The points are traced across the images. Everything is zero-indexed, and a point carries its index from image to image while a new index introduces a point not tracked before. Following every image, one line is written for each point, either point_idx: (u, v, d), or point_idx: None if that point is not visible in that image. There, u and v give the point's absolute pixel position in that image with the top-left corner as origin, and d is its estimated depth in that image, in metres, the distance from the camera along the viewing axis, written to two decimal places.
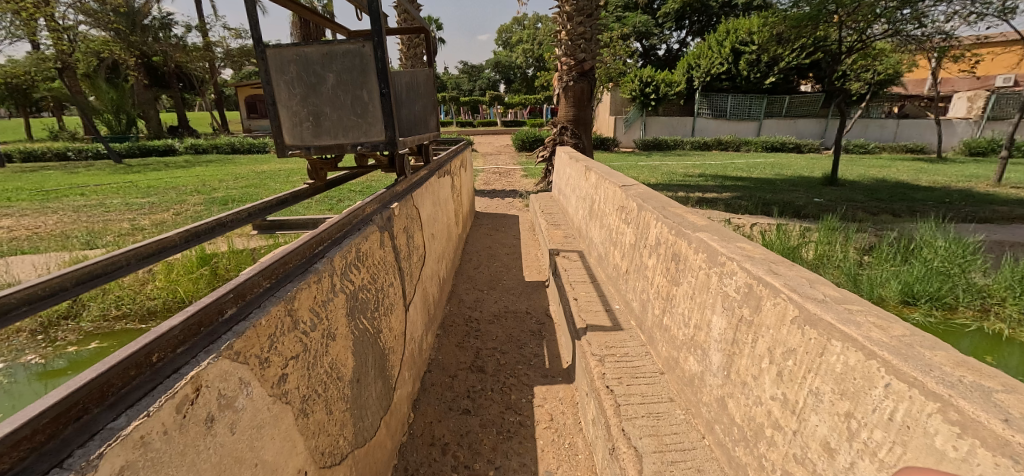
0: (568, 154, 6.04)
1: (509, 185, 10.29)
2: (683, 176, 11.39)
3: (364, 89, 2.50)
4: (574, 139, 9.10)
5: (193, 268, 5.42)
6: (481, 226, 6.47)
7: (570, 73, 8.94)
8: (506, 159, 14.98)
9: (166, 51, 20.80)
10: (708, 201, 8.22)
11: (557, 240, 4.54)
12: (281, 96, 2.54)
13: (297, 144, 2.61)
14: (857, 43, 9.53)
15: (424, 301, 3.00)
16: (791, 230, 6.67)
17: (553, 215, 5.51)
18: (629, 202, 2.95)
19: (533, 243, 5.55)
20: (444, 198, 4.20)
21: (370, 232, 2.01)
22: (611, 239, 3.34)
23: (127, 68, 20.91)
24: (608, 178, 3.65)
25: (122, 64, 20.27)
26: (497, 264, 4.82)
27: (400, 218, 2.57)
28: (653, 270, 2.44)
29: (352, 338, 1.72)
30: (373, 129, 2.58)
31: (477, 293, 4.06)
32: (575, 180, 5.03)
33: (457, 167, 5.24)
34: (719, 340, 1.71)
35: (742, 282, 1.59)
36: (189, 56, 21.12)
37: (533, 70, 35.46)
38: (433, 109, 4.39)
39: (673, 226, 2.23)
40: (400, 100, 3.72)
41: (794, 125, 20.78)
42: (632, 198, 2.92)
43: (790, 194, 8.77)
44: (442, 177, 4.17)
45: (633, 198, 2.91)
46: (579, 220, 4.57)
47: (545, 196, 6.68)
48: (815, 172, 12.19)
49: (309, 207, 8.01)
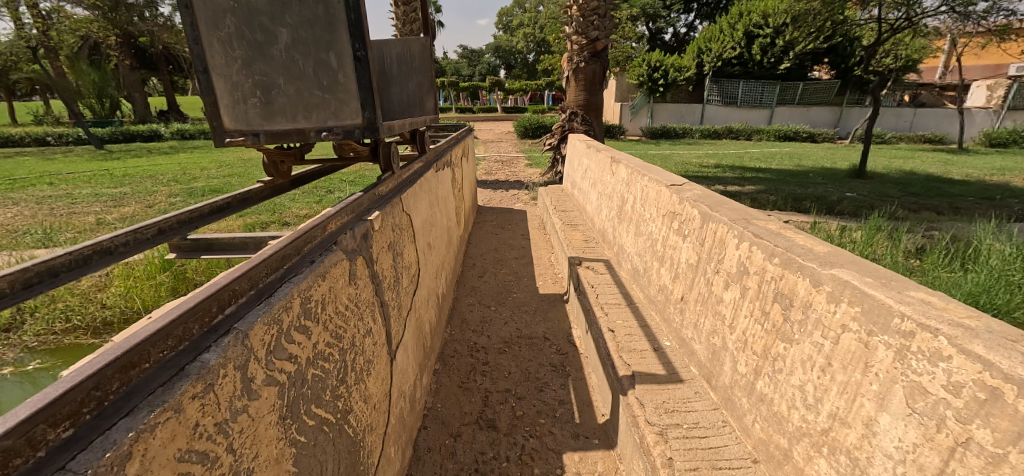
0: (585, 141, 5.28)
1: (512, 175, 9.54)
2: (698, 166, 10.64)
3: (332, 51, 1.78)
4: (585, 126, 8.29)
5: (154, 273, 4.73)
6: (484, 222, 5.77)
7: (581, 53, 8.10)
8: (507, 147, 14.15)
9: (150, 32, 19.72)
10: (731, 195, 7.53)
11: (577, 245, 3.84)
12: (214, 60, 1.80)
13: (240, 128, 1.88)
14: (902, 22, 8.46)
15: (417, 336, 2.32)
16: (829, 228, 6.00)
17: (567, 213, 4.81)
18: (687, 209, 2.24)
19: (545, 244, 4.87)
20: (444, 195, 3.47)
21: (327, 265, 1.29)
22: (652, 252, 2.65)
23: (110, 49, 19.84)
24: (644, 173, 2.96)
25: (102, 44, 19.16)
26: (506, 272, 4.14)
27: (385, 231, 1.88)
28: (734, 308, 1.75)
29: (291, 457, 1.03)
30: (346, 107, 1.85)
31: (483, 311, 3.37)
32: (596, 173, 4.32)
33: (457, 157, 4.48)
34: (899, 461, 1.04)
35: (973, 379, 0.90)
36: (176, 37, 20.07)
37: (536, 55, 34.21)
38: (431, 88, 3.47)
39: (775, 252, 1.54)
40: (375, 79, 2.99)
41: (807, 113, 19.91)
42: (691, 202, 2.22)
43: (819, 187, 8.05)
44: (441, 169, 3.43)
45: (692, 201, 2.21)
46: (602, 221, 3.87)
47: (556, 190, 5.97)
48: (839, 163, 11.47)
49: (295, 200, 7.31)
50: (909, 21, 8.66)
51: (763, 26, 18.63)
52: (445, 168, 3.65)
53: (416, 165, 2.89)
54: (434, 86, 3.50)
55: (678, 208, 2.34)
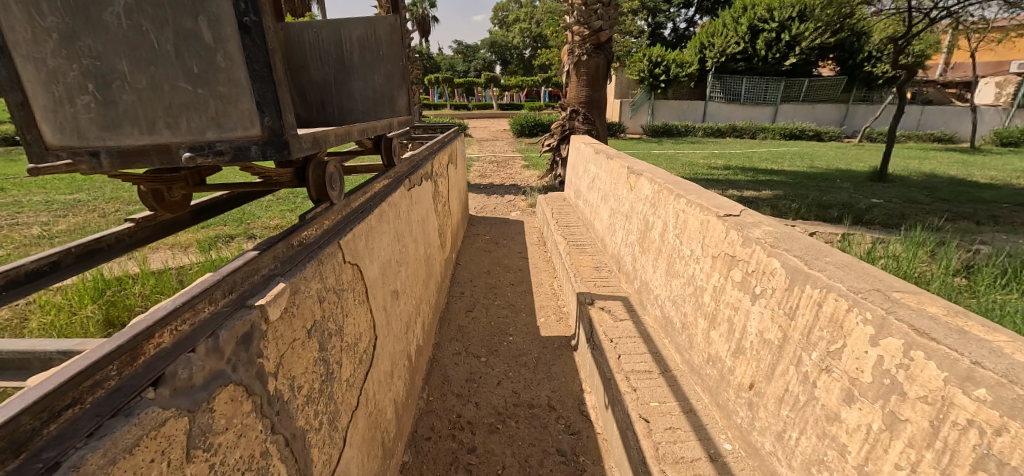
0: (593, 144, 4.54)
1: (507, 178, 8.81)
2: (706, 167, 9.94)
3: (202, 16, 1.06)
4: (587, 126, 7.58)
5: (74, 305, 3.52)
6: (476, 236, 5.07)
7: (584, 45, 7.32)
8: (503, 146, 13.41)
9: None
10: (748, 201, 6.86)
11: (586, 275, 3.11)
12: (11, 30, 1.07)
13: (71, 145, 1.17)
14: (940, 15, 7.75)
15: (371, 437, 1.62)
16: (861, 242, 5.34)
17: (571, 231, 4.09)
18: (763, 257, 1.52)
19: (546, 265, 4.15)
20: (422, 216, 2.77)
21: (100, 461, 0.58)
22: (696, 306, 1.95)
23: None
24: (681, 192, 2.24)
25: None
26: (500, 304, 3.44)
27: (305, 306, 1.18)
28: (872, 446, 1.08)
29: None
30: (236, 110, 1.12)
31: (471, 364, 2.68)
32: (607, 185, 3.59)
33: (443, 165, 3.75)
34: None
35: None
36: None
37: (532, 50, 33.30)
38: (400, 83, 2.71)
39: (995, 382, 0.84)
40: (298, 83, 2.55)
41: (812, 111, 19.26)
42: (773, 248, 1.50)
43: (842, 192, 7.34)
44: (417, 183, 2.73)
45: (774, 246, 1.50)
46: (616, 244, 3.17)
47: (557, 199, 5.27)
48: (854, 163, 10.82)
49: (267, 208, 6.55)
50: (947, 13, 7.74)
51: (767, 20, 18.02)
52: (425, 179, 2.93)
53: (382, 182, 2.18)
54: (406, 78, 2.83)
55: (746, 255, 1.62)
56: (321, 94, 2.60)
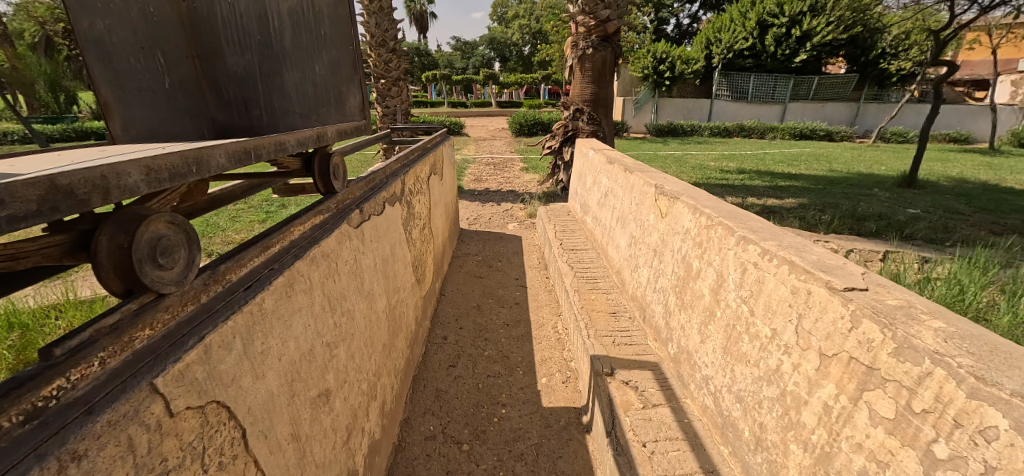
0: (604, 151, 3.80)
1: (504, 183, 8.06)
2: (717, 171, 9.21)
3: None
4: (592, 126, 6.84)
5: None
6: (466, 256, 4.36)
7: (589, 37, 6.58)
8: (501, 147, 12.65)
9: None
10: (770, 211, 6.14)
11: (601, 326, 2.41)
12: None
13: None
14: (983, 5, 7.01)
15: None
16: (909, 263, 4.61)
17: (579, 257, 3.37)
18: (961, 399, 0.82)
19: (549, 297, 3.43)
20: (387, 254, 2.06)
21: None
22: (784, 423, 1.25)
23: None
24: (754, 234, 1.52)
25: None
26: (491, 355, 2.73)
27: None
28: None
29: None
30: None
31: (448, 460, 1.97)
32: (626, 204, 2.86)
33: (422, 178, 3.01)
34: None
35: None
36: None
37: (532, 47, 32.54)
38: (352, 75, 1.92)
39: None
40: (218, 83, 1.65)
41: (821, 109, 18.55)
42: (986, 384, 0.80)
43: (873, 200, 6.64)
44: (380, 209, 2.01)
45: (986, 380, 0.81)
46: (639, 284, 2.47)
47: (560, 213, 4.56)
48: (874, 167, 10.14)
49: (235, 219, 5.83)
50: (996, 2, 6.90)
51: (777, 14, 17.27)
52: (392, 202, 2.21)
53: (311, 218, 1.46)
54: (363, 73, 2.02)
55: (909, 380, 0.92)
56: (246, 96, 1.67)
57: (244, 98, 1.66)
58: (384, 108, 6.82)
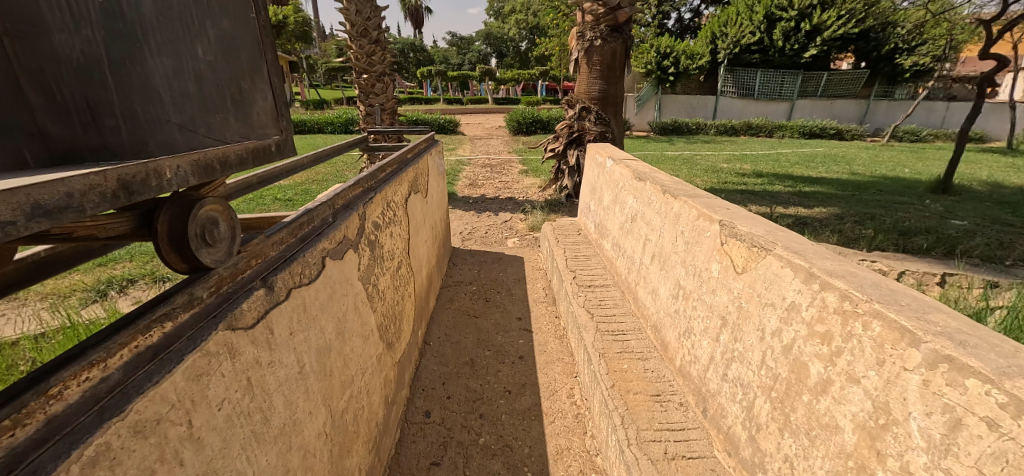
0: (626, 161, 3.04)
1: (502, 189, 7.30)
2: (732, 173, 8.48)
3: None
4: (600, 126, 6.10)
5: None
6: (457, 282, 3.64)
7: (597, 27, 5.84)
8: (498, 147, 11.85)
9: None
10: (801, 223, 5.43)
11: (643, 418, 1.71)
12: None
13: None
14: None
15: None
16: (977, 290, 3.91)
17: (600, 297, 2.63)
18: None
19: (561, 346, 2.71)
20: (328, 336, 1.33)
21: None
22: None
23: None
24: (980, 361, 0.83)
25: None
26: (487, 446, 2.01)
27: None
28: None
29: None
30: None
31: None
32: (665, 238, 2.12)
33: (397, 201, 2.29)
34: None
35: None
36: None
37: (529, 43, 31.76)
38: (252, 61, 1.11)
39: None
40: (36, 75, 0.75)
41: (829, 107, 17.87)
42: None
43: (911, 210, 5.96)
44: (314, 267, 1.29)
45: None
46: (693, 357, 1.76)
47: (570, 232, 3.84)
48: (898, 169, 9.47)
49: None
50: None
51: (786, 7, 16.27)
52: (341, 249, 1.48)
53: (140, 337, 0.75)
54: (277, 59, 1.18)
55: None
56: (87, 97, 0.79)
57: (87, 95, 0.79)
58: (366, 106, 6.04)
